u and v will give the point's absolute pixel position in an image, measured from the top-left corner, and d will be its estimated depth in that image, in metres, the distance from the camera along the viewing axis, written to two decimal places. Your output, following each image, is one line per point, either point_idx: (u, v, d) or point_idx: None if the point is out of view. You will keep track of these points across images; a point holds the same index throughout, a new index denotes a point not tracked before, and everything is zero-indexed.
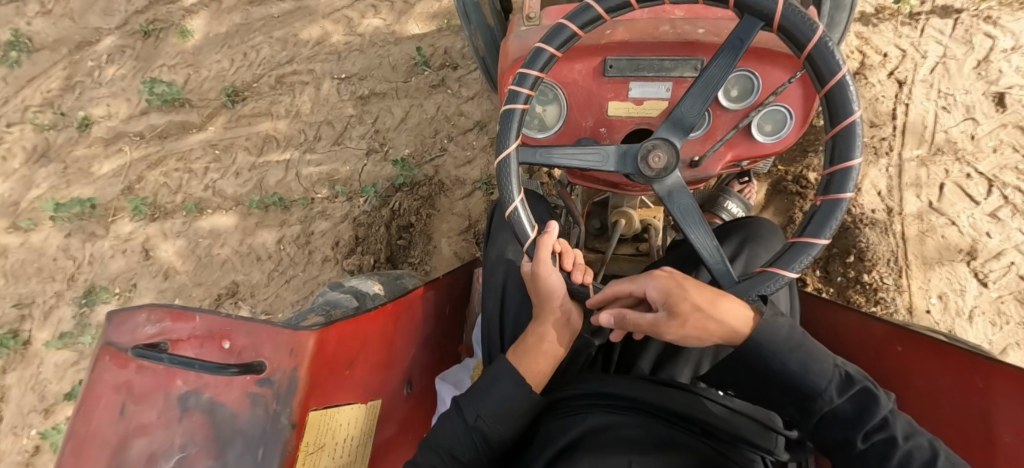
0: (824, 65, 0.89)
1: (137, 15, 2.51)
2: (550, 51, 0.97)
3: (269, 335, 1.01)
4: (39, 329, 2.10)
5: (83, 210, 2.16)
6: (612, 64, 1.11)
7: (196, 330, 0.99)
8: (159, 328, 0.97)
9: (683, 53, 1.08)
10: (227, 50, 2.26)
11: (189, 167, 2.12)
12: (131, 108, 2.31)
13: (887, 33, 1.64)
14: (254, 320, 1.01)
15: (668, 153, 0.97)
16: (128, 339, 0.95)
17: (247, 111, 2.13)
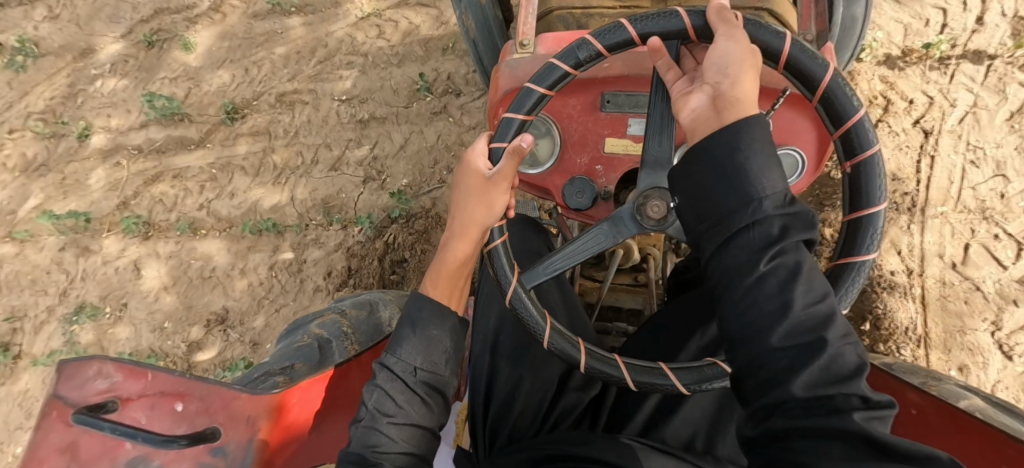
0: (841, 107, 0.82)
1: (143, 24, 2.49)
2: (566, 68, 0.89)
3: (224, 399, 1.01)
4: (30, 343, 2.08)
5: (78, 224, 2.14)
6: (610, 99, 1.06)
7: (147, 393, 0.99)
8: (110, 384, 0.98)
9: None
10: (229, 65, 2.22)
11: (184, 185, 2.08)
12: (131, 120, 2.28)
13: (914, 78, 1.55)
14: (208, 382, 1.01)
15: (663, 198, 0.91)
16: (78, 396, 0.96)
17: (244, 129, 2.09)
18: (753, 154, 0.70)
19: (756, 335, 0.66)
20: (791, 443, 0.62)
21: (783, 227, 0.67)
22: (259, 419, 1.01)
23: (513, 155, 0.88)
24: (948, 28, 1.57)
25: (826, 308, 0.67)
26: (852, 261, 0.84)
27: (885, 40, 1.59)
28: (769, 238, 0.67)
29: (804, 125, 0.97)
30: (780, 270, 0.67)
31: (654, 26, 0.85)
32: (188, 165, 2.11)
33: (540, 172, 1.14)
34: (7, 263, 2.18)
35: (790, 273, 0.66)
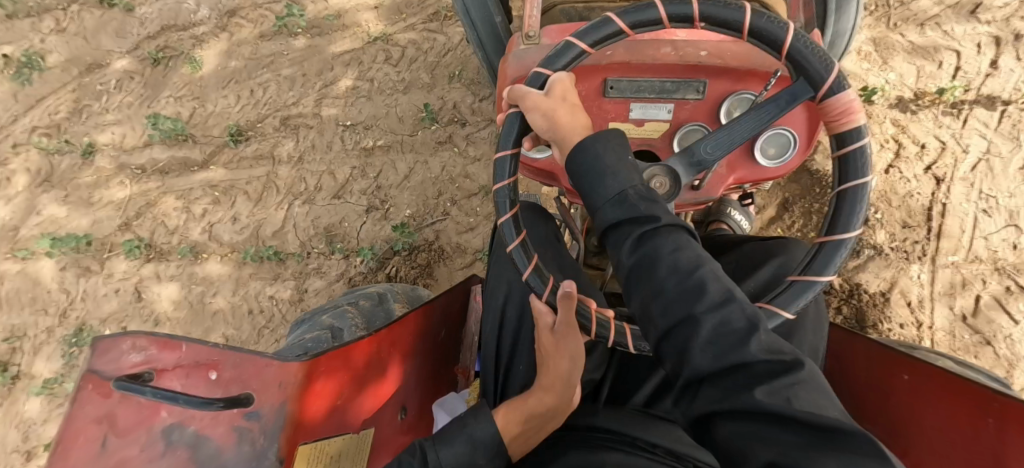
0: (807, 67, 0.77)
1: (150, 41, 2.48)
2: (581, 46, 0.83)
3: (258, 367, 0.95)
4: (28, 364, 2.07)
5: (78, 246, 2.13)
6: (613, 85, 0.99)
7: (183, 362, 0.91)
8: (144, 356, 0.89)
9: (684, 74, 0.96)
10: (235, 86, 2.21)
11: (187, 207, 2.07)
12: (135, 139, 2.28)
13: (926, 122, 1.53)
14: (243, 350, 0.94)
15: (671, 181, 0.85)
16: (110, 368, 0.88)
17: (248, 153, 2.08)
18: (618, 176, 0.77)
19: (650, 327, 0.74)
20: (716, 422, 0.67)
21: (631, 226, 0.76)
22: (295, 384, 0.96)
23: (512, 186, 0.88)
24: (962, 72, 1.55)
25: (700, 277, 0.72)
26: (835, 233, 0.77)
27: (897, 81, 1.57)
28: (627, 234, 0.76)
29: (795, 105, 0.97)
30: (691, 280, 0.72)
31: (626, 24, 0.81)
32: (191, 187, 2.11)
33: (543, 160, 1.09)
34: (7, 280, 2.16)
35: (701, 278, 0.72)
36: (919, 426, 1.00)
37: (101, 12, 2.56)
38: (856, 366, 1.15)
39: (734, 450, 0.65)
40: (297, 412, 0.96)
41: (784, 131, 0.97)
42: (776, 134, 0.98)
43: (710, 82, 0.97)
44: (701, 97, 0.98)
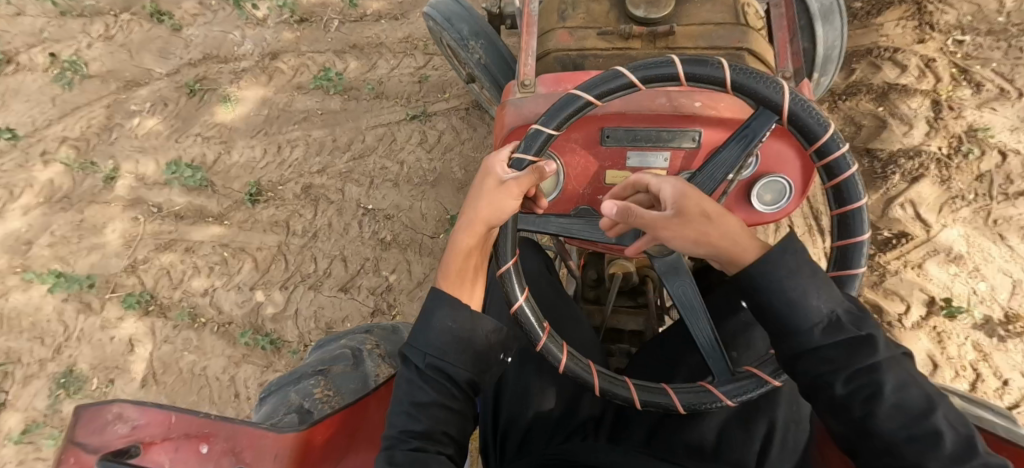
0: (812, 123, 0.84)
1: (188, 65, 2.38)
2: (587, 98, 0.87)
3: (251, 438, 0.97)
4: (16, 393, 2.04)
5: (82, 288, 2.10)
6: (609, 134, 1.04)
7: (172, 435, 0.95)
8: (131, 428, 0.92)
9: (678, 125, 1.01)
10: (263, 137, 2.11)
11: (195, 262, 2.01)
12: (157, 175, 2.21)
13: (1014, 353, 1.55)
14: (235, 422, 0.98)
15: None
16: (96, 442, 0.90)
17: (265, 216, 1.99)
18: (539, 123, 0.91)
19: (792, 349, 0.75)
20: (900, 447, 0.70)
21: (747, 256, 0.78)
22: (287, 458, 0.97)
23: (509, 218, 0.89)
24: None
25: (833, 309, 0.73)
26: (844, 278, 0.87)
27: (985, 294, 1.60)
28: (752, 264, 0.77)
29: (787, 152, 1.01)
30: (861, 362, 0.71)
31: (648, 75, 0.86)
32: (203, 240, 2.04)
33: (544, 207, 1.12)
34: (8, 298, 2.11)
35: (877, 359, 0.71)
36: None
37: (150, 27, 2.51)
38: None
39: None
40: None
41: (781, 179, 1.02)
42: (771, 181, 1.02)
43: (704, 131, 1.02)
44: (695, 146, 1.03)
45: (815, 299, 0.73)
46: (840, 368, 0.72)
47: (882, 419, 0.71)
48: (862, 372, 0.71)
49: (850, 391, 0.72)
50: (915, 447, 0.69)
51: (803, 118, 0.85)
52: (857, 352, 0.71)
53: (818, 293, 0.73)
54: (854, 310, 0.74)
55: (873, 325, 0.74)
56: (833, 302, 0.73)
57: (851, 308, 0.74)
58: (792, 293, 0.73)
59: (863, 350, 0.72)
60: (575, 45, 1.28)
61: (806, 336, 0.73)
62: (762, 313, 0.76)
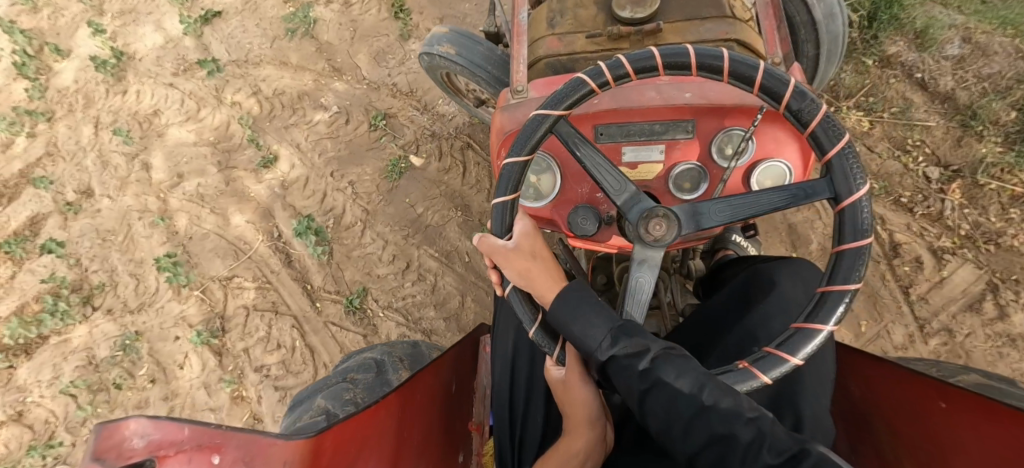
0: (800, 109, 0.89)
1: (392, 87, 2.06)
2: (552, 115, 0.97)
3: (262, 446, 0.89)
4: (95, 328, 2.06)
5: (174, 273, 1.99)
6: (603, 131, 1.16)
7: (184, 446, 0.82)
8: (147, 442, 0.79)
9: (670, 117, 1.13)
10: (400, 241, 1.81)
11: (270, 326, 1.81)
12: (300, 195, 1.96)
13: None
14: (245, 429, 0.89)
15: (668, 224, 0.97)
16: (110, 459, 0.76)
17: (351, 336, 1.74)
18: (594, 305, 0.91)
19: (670, 432, 0.81)
20: None
21: (620, 351, 0.85)
22: (296, 463, 0.91)
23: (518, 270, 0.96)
24: None
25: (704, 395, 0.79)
26: (846, 247, 0.87)
27: None
28: (629, 367, 0.84)
29: (774, 128, 1.14)
30: (725, 428, 0.76)
31: (565, 101, 0.96)
32: (291, 304, 1.82)
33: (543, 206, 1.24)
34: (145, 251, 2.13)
35: (740, 427, 0.75)
36: (958, 443, 0.97)
37: (385, 19, 2.19)
38: (886, 396, 1.13)
39: None
40: None
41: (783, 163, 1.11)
42: (770, 165, 1.13)
43: (698, 122, 1.14)
44: (690, 135, 1.15)
45: (682, 379, 0.81)
46: (714, 445, 0.76)
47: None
48: (727, 438, 0.75)
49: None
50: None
51: (794, 112, 0.89)
52: (720, 419, 0.76)
53: (683, 371, 0.82)
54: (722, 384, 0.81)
55: (741, 396, 0.79)
56: (686, 377, 0.81)
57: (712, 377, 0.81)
58: (667, 402, 0.80)
59: (730, 419, 0.76)
60: (564, 48, 1.55)
61: (678, 411, 0.79)
62: (641, 416, 0.84)
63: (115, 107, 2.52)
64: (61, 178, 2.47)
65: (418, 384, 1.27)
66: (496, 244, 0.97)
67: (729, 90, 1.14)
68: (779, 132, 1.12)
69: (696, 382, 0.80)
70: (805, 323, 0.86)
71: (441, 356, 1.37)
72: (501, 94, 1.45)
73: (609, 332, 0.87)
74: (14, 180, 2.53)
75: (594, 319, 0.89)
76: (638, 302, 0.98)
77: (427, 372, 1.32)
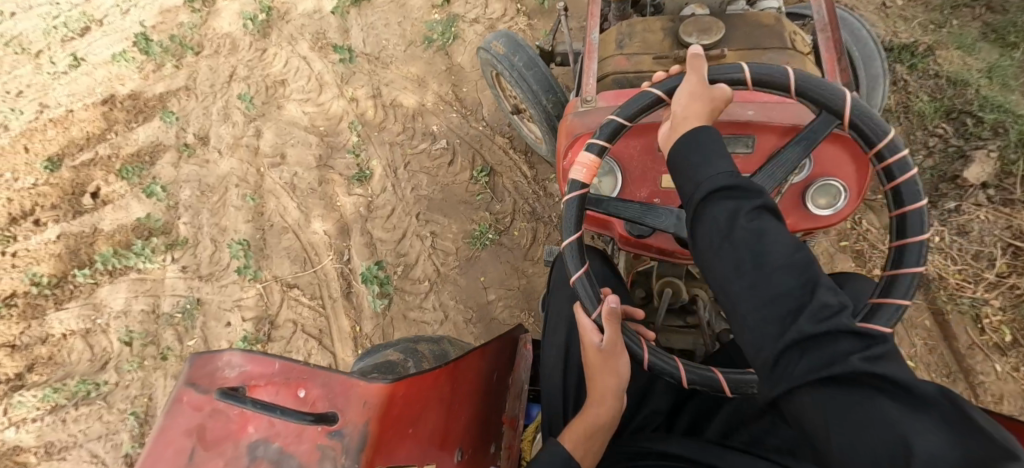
0: (853, 113, 0.90)
1: (509, 140, 1.92)
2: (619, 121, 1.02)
3: (345, 386, 0.93)
4: (161, 281, 2.05)
5: (244, 258, 1.93)
6: (664, 142, 1.22)
7: (274, 377, 0.90)
8: (239, 372, 0.89)
9: (734, 131, 1.11)
10: (464, 319, 1.68)
11: (312, 354, 1.71)
12: (383, 224, 1.84)
13: None
14: (332, 370, 0.94)
15: None
16: (204, 385, 0.86)
17: None
18: (712, 161, 0.84)
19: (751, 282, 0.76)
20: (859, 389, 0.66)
21: (732, 200, 0.80)
22: (376, 406, 0.92)
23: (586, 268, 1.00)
24: None
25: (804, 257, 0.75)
26: (907, 244, 0.86)
27: None
28: (738, 209, 0.78)
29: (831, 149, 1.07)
30: (812, 301, 0.71)
31: (608, 133, 1.02)
32: (336, 340, 1.72)
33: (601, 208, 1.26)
34: (230, 220, 2.08)
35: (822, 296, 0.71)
36: None
37: None
38: None
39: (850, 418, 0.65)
40: (376, 432, 0.91)
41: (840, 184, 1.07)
42: (827, 184, 1.07)
43: (758, 139, 1.11)
44: (750, 150, 1.12)
45: (775, 239, 0.76)
46: (778, 311, 0.73)
47: (825, 357, 0.68)
48: (813, 311, 0.70)
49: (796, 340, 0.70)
50: (867, 379, 0.66)
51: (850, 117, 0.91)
52: (807, 290, 0.72)
53: (782, 237, 0.76)
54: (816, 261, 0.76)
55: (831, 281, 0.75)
56: (790, 249, 0.75)
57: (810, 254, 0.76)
58: (746, 252, 0.76)
59: (813, 286, 0.73)
60: (631, 69, 1.60)
61: (764, 262, 0.75)
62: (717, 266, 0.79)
63: (251, 61, 2.56)
64: (187, 114, 2.54)
65: (470, 364, 1.16)
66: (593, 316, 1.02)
67: (791, 109, 1.11)
68: (835, 152, 1.07)
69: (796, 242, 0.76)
70: (876, 301, 0.86)
71: (487, 343, 1.23)
72: (571, 102, 1.48)
73: (722, 172, 0.82)
74: (153, 102, 2.68)
75: (719, 160, 0.84)
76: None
77: (474, 355, 1.18)
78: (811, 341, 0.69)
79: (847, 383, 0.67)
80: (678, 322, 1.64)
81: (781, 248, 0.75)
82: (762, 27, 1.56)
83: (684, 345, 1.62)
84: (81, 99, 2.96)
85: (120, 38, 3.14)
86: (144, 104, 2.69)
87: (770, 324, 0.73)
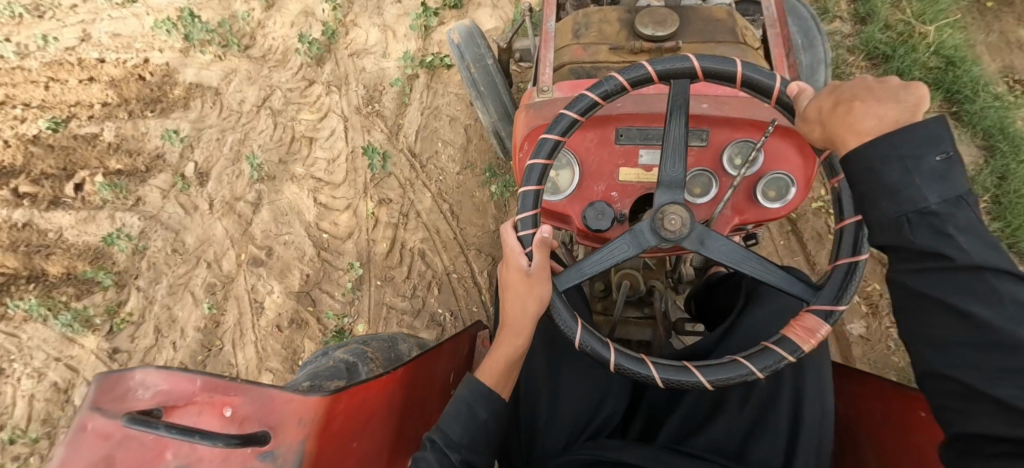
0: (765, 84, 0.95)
1: None
2: (575, 111, 0.99)
3: (276, 403, 0.86)
4: (83, 352, 1.73)
5: None
6: (624, 133, 1.19)
7: (196, 397, 0.83)
8: (152, 392, 0.80)
9: (686, 122, 1.12)
10: None
11: None
12: None
13: None
14: (259, 384, 0.86)
15: (680, 214, 0.97)
16: (116, 407, 0.78)
17: None
18: (937, 150, 0.68)
19: (920, 305, 0.69)
20: (983, 427, 0.65)
21: (941, 197, 0.67)
22: (314, 421, 0.87)
23: (542, 245, 0.96)
24: None
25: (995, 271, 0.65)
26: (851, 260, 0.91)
27: None
28: (925, 208, 0.67)
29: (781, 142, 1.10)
30: (952, 269, 0.66)
31: (563, 128, 0.99)
32: None
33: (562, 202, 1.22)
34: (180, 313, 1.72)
35: (954, 254, 0.66)
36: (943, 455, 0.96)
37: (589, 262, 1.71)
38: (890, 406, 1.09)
39: (962, 428, 0.68)
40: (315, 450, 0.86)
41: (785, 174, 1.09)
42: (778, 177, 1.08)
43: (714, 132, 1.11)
44: (702, 144, 1.12)
45: (926, 185, 0.67)
46: (940, 334, 0.68)
47: (959, 326, 0.67)
48: (945, 278, 0.67)
49: (919, 311, 0.70)
50: (1010, 378, 0.63)
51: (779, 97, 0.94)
52: (985, 298, 0.65)
53: (926, 181, 0.67)
54: (961, 180, 0.67)
55: (972, 216, 0.67)
56: (924, 200, 0.67)
57: (954, 176, 0.67)
58: (946, 221, 0.67)
59: (992, 321, 0.65)
60: (588, 58, 1.57)
61: (949, 285, 0.67)
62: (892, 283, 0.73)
63: (291, 91, 2.09)
64: (201, 126, 2.12)
65: (417, 367, 1.16)
66: (519, 266, 0.99)
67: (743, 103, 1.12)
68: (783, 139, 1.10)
69: (983, 235, 0.67)
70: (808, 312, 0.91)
71: (439, 346, 1.27)
72: (527, 93, 1.42)
73: (943, 169, 0.67)
74: (178, 91, 2.27)
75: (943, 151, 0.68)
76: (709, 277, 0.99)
77: (429, 359, 1.22)
78: (955, 376, 0.67)
79: (981, 409, 0.65)
80: (634, 312, 1.78)
81: (965, 244, 0.66)
82: (714, 23, 1.54)
83: (642, 335, 1.74)
84: (116, 46, 2.56)
85: None
86: (169, 91, 2.29)
87: (932, 323, 0.69)
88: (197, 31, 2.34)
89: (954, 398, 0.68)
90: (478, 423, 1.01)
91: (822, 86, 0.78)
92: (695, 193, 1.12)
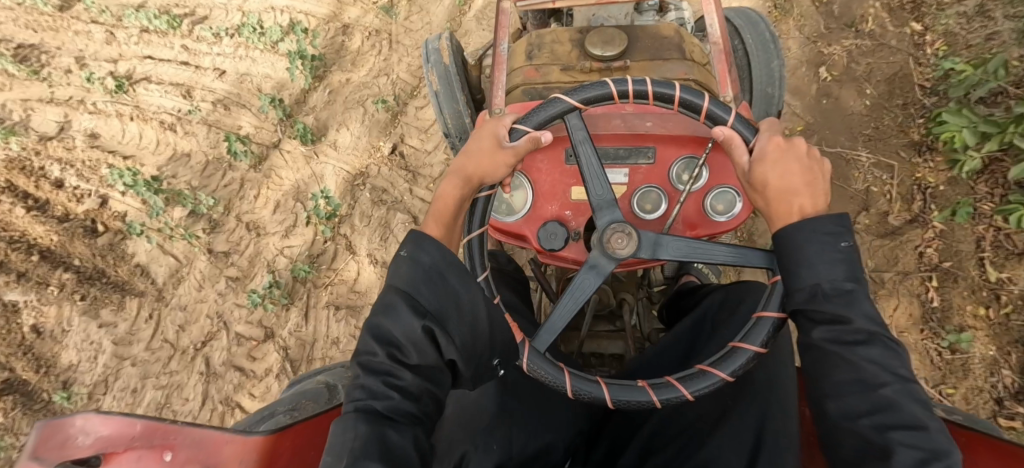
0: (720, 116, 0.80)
1: None
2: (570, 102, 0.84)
3: (218, 443, 0.71)
4: None
5: None
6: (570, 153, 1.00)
7: (135, 442, 0.66)
8: (91, 440, 0.63)
9: (632, 141, 0.98)
10: None
11: None
12: None
13: None
14: (208, 425, 0.71)
15: (626, 233, 0.81)
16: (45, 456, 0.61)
17: None
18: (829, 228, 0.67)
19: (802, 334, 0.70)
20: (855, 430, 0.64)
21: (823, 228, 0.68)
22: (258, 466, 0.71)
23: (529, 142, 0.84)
24: None
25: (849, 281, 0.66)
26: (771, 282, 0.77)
27: None
28: (830, 240, 0.67)
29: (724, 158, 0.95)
30: (852, 333, 0.65)
31: (540, 120, 0.85)
32: None
33: (513, 222, 1.02)
34: None
35: (856, 317, 0.65)
36: None
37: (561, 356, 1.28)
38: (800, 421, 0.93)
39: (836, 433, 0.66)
40: None
41: (732, 189, 0.95)
42: (725, 192, 0.95)
43: (660, 149, 0.97)
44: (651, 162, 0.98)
45: (818, 248, 0.67)
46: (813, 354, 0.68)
47: (837, 327, 0.66)
48: (846, 344, 0.65)
49: (820, 379, 0.68)
50: (859, 350, 0.65)
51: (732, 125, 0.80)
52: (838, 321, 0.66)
53: (823, 235, 0.67)
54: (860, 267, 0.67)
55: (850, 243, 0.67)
56: (828, 275, 0.66)
57: (854, 260, 0.67)
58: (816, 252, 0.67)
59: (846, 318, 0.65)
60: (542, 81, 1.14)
61: (818, 295, 0.67)
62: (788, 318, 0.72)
63: (239, 343, 1.54)
64: (123, 353, 1.59)
65: None
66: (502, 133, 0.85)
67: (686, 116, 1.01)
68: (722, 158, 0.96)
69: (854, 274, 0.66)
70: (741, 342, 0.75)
71: None
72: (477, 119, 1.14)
73: (834, 229, 0.67)
74: (121, 270, 1.73)
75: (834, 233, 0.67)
76: (569, 302, 0.83)
77: None
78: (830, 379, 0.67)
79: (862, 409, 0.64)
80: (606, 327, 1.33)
81: (838, 275, 0.66)
82: (663, 40, 1.14)
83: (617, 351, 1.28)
84: (82, 161, 1.92)
85: (181, 80, 2.05)
86: (113, 265, 1.74)
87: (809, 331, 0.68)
88: (157, 203, 1.75)
89: (849, 404, 0.65)
90: (426, 267, 0.76)
91: (772, 145, 0.76)
92: (644, 209, 0.96)
